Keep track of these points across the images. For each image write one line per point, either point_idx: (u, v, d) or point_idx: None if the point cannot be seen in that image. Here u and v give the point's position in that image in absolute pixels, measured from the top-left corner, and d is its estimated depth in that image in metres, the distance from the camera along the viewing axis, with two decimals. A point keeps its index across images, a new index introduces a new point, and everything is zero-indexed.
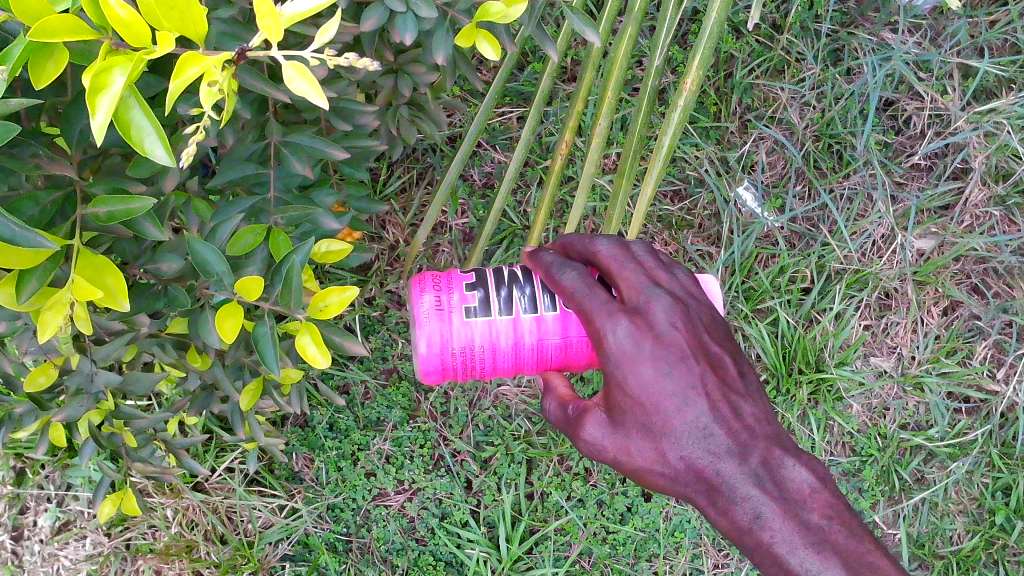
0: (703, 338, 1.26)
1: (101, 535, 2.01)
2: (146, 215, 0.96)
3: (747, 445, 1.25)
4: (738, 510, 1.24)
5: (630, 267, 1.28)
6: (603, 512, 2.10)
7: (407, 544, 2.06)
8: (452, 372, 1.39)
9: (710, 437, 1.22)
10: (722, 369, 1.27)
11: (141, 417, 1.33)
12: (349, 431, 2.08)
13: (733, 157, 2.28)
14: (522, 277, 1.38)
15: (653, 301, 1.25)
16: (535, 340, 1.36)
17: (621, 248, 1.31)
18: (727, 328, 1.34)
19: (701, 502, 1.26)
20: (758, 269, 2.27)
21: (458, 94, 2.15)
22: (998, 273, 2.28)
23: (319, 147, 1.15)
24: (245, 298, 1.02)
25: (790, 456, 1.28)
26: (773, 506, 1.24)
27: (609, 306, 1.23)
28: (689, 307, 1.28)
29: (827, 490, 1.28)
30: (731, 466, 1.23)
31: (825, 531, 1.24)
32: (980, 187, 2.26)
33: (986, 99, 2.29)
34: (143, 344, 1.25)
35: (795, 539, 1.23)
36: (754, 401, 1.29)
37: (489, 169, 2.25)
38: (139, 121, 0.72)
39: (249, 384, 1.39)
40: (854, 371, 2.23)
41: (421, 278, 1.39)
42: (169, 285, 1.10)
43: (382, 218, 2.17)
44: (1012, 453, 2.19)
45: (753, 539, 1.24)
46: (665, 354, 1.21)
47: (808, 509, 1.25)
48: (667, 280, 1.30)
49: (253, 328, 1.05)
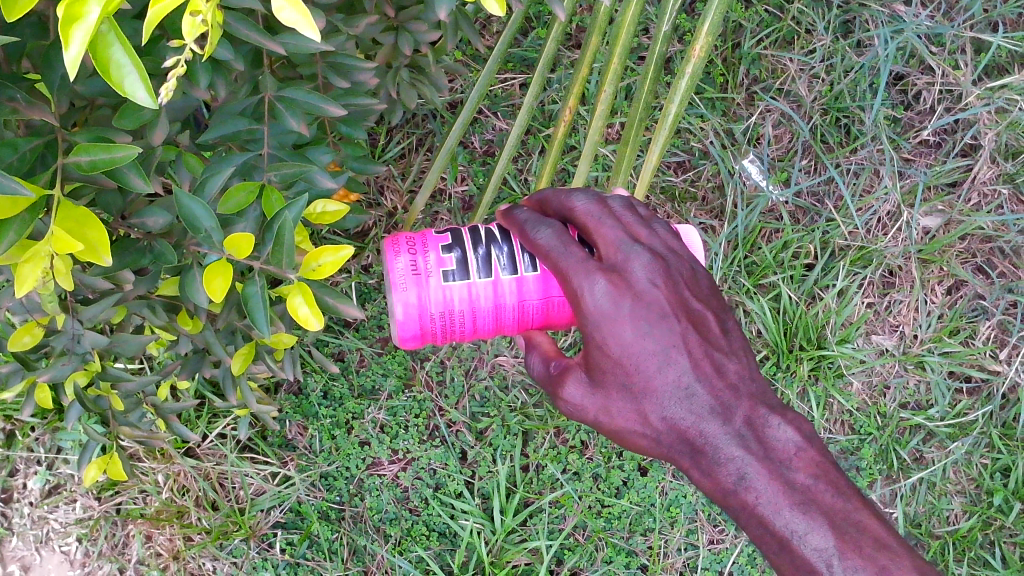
0: (683, 295, 1.23)
1: (91, 499, 1.99)
2: (132, 165, 0.92)
3: (729, 405, 1.22)
4: (723, 472, 1.22)
5: (608, 222, 1.24)
6: (599, 486, 2.08)
7: (401, 514, 2.04)
8: (432, 336, 1.36)
9: (693, 396, 1.20)
10: (705, 326, 1.24)
11: (128, 380, 1.29)
12: (343, 399, 2.06)
13: (738, 130, 2.24)
14: (500, 236, 1.34)
15: (632, 258, 1.21)
16: (515, 300, 1.34)
17: (598, 203, 1.27)
18: (708, 282, 1.30)
19: (684, 464, 1.24)
20: (761, 243, 2.23)
21: (460, 58, 2.10)
22: (1004, 253, 2.24)
23: (315, 102, 1.11)
24: (236, 256, 0.98)
25: (775, 414, 1.25)
26: (758, 467, 1.21)
27: (586, 264, 1.19)
28: (669, 263, 1.24)
29: (813, 448, 1.26)
30: (714, 427, 1.21)
31: (811, 491, 1.22)
32: (989, 165, 2.22)
33: (998, 75, 2.25)
34: (133, 305, 1.23)
35: (780, 501, 1.21)
36: (737, 358, 1.26)
37: (490, 137, 2.21)
38: (119, 59, 0.68)
39: (240, 347, 1.37)
40: (855, 348, 2.21)
41: (395, 240, 1.35)
42: (153, 242, 1.07)
43: (381, 184, 2.13)
44: (1013, 434, 2.17)
45: (737, 501, 1.23)
46: (645, 312, 1.18)
47: (793, 468, 1.23)
48: (647, 235, 1.26)
49: (243, 289, 1.01)
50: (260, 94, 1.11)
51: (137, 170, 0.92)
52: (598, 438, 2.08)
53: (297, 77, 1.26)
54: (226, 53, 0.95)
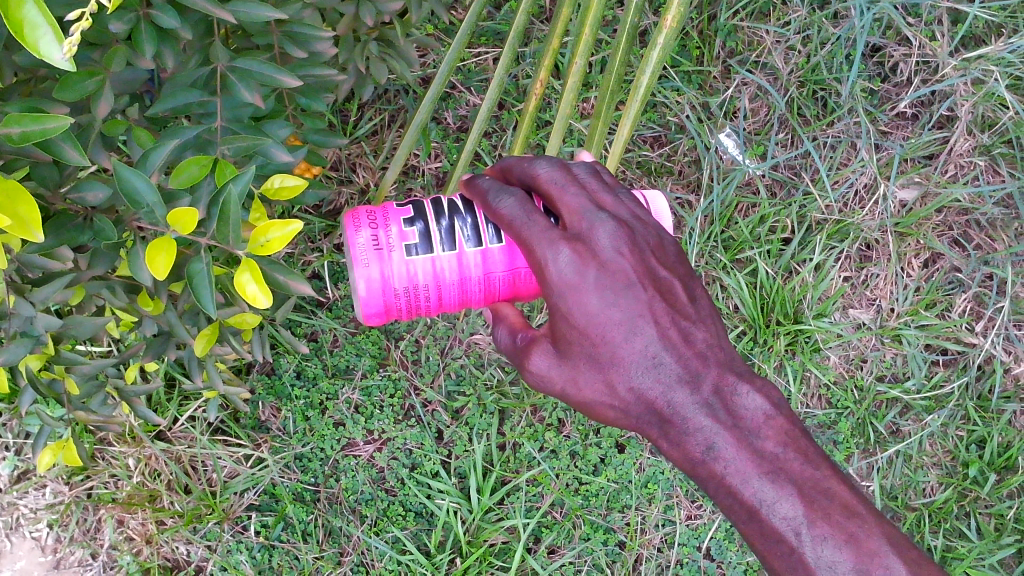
0: (650, 263, 1.21)
1: (61, 484, 1.96)
2: (64, 136, 0.90)
3: (698, 373, 1.20)
4: (691, 442, 1.20)
5: (572, 190, 1.22)
6: (576, 463, 2.07)
7: (377, 494, 2.02)
8: (396, 312, 1.34)
9: (660, 365, 1.18)
10: (672, 294, 1.22)
11: (85, 364, 1.25)
12: (317, 379, 2.04)
13: (715, 103, 2.23)
14: (463, 208, 1.32)
15: (596, 226, 1.18)
16: (481, 273, 1.32)
17: (562, 170, 1.24)
18: (676, 249, 1.28)
19: (653, 434, 1.23)
20: (737, 218, 2.22)
21: (431, 31, 2.07)
22: (980, 225, 2.24)
23: (270, 73, 1.08)
24: (179, 232, 0.94)
25: (743, 382, 1.23)
26: (726, 435, 1.20)
27: (549, 233, 1.17)
28: (635, 231, 1.22)
29: (782, 415, 1.24)
30: (683, 395, 1.19)
31: (779, 459, 1.21)
32: (965, 136, 2.21)
33: (975, 46, 2.24)
34: (92, 286, 1.20)
35: (749, 470, 1.19)
36: (705, 326, 1.24)
37: (464, 112, 2.18)
38: (33, 17, 0.66)
39: (204, 328, 1.34)
40: (832, 323, 2.20)
41: (354, 213, 1.32)
42: (92, 216, 1.05)
43: (352, 160, 2.11)
44: (988, 406, 2.17)
45: (706, 470, 1.21)
46: (610, 281, 1.16)
47: (762, 437, 1.22)
48: (611, 203, 1.24)
49: (188, 266, 0.98)
50: (212, 64, 1.08)
51: (72, 142, 0.90)
52: (575, 416, 2.07)
53: (253, 47, 1.23)
54: (171, 21, 0.93)
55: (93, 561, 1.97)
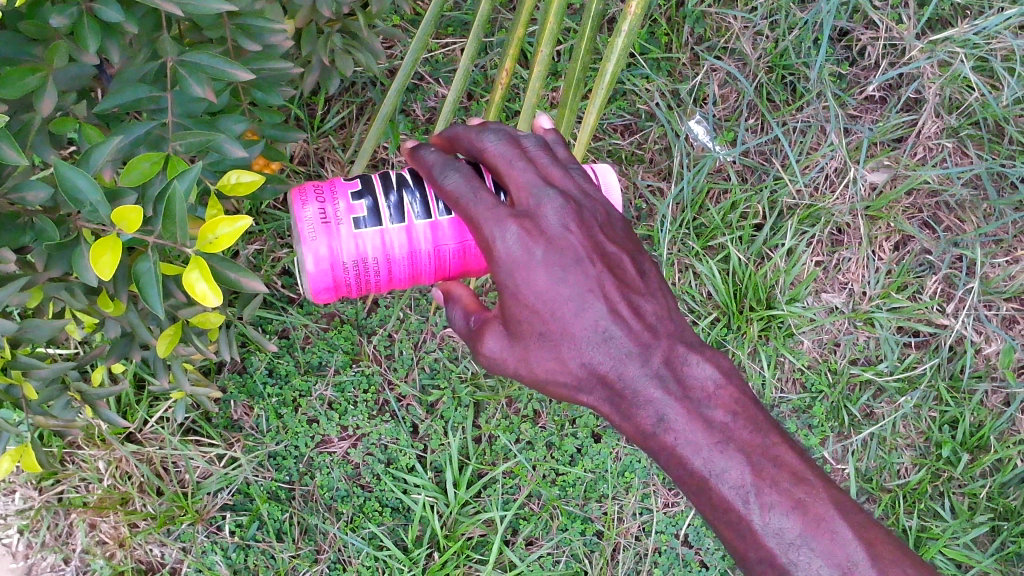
0: (598, 239, 1.21)
1: (31, 489, 1.93)
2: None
3: (649, 345, 1.20)
4: (643, 414, 1.20)
5: (519, 165, 1.21)
6: (552, 454, 2.07)
7: (352, 491, 2.01)
8: (345, 289, 1.33)
9: (611, 339, 1.18)
10: (621, 269, 1.22)
11: (42, 369, 1.22)
12: (289, 376, 2.02)
13: (684, 90, 2.22)
14: (411, 181, 1.31)
15: (544, 203, 1.18)
16: (431, 247, 1.31)
17: (511, 144, 1.23)
18: (623, 225, 1.28)
19: (606, 409, 1.23)
20: (709, 205, 2.22)
21: (397, 22, 2.05)
22: (949, 207, 2.25)
23: (220, 67, 1.06)
24: (125, 231, 0.92)
25: (694, 352, 1.23)
26: (677, 406, 1.20)
27: (496, 211, 1.16)
28: (583, 207, 1.22)
29: (732, 385, 1.24)
30: (634, 369, 1.19)
31: (729, 428, 1.20)
32: (933, 119, 2.22)
33: (941, 29, 2.25)
34: (48, 289, 1.18)
35: (699, 440, 1.19)
36: (654, 299, 1.24)
37: (433, 104, 2.16)
38: None
39: (166, 328, 1.32)
40: (804, 307, 2.21)
41: (302, 189, 1.31)
42: (32, 218, 1.03)
43: (320, 154, 2.09)
44: (960, 386, 2.19)
45: (658, 442, 1.21)
46: (558, 257, 1.16)
47: (711, 406, 1.21)
48: (559, 178, 1.23)
49: (134, 266, 0.96)
50: (161, 59, 1.06)
51: (7, 140, 0.89)
52: (551, 406, 2.07)
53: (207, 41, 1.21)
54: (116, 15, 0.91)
55: (66, 566, 1.94)
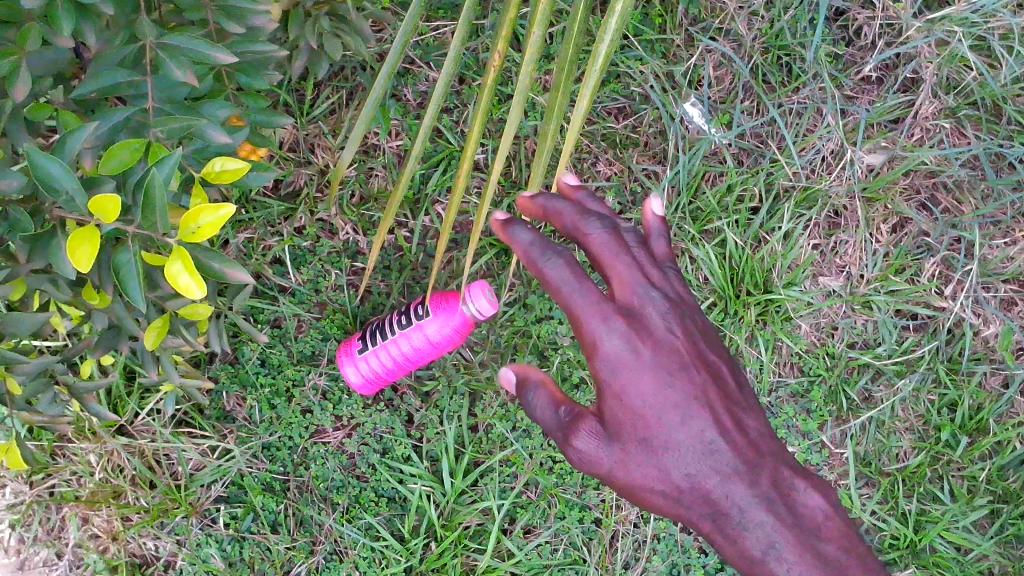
0: (698, 349, 1.30)
1: (21, 484, 1.90)
2: None
3: (753, 464, 1.22)
4: (749, 539, 1.18)
5: (625, 261, 1.30)
6: (549, 441, 2.03)
7: (348, 481, 1.99)
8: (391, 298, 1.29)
9: (715, 453, 1.20)
10: (717, 378, 1.30)
11: (26, 364, 1.18)
12: (282, 366, 1.99)
13: (679, 72, 2.19)
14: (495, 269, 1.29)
15: (649, 305, 1.28)
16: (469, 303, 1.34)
17: (613, 235, 1.32)
18: (720, 348, 1.37)
19: (705, 529, 1.21)
20: (705, 188, 2.19)
21: (387, 5, 2.01)
22: (947, 188, 2.22)
23: (202, 50, 1.03)
24: (103, 222, 0.89)
25: (800, 480, 1.25)
26: (786, 535, 1.17)
27: (601, 307, 1.23)
28: (683, 314, 1.32)
29: (839, 518, 1.23)
30: (740, 489, 1.19)
31: (841, 564, 1.17)
32: (930, 99, 2.19)
33: (938, 8, 2.21)
34: (30, 281, 1.15)
35: (808, 569, 1.15)
36: (753, 418, 1.29)
37: (423, 88, 2.12)
38: None
39: (154, 320, 1.28)
40: (802, 291, 2.18)
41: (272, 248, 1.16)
42: (8, 208, 0.98)
43: (310, 140, 2.06)
44: (959, 369, 2.17)
45: (764, 570, 1.18)
46: (663, 361, 1.24)
47: (822, 539, 1.19)
48: (662, 280, 1.33)
49: (114, 258, 0.94)
50: (140, 42, 1.03)
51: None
52: None
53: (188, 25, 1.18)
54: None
55: (59, 560, 1.92)
